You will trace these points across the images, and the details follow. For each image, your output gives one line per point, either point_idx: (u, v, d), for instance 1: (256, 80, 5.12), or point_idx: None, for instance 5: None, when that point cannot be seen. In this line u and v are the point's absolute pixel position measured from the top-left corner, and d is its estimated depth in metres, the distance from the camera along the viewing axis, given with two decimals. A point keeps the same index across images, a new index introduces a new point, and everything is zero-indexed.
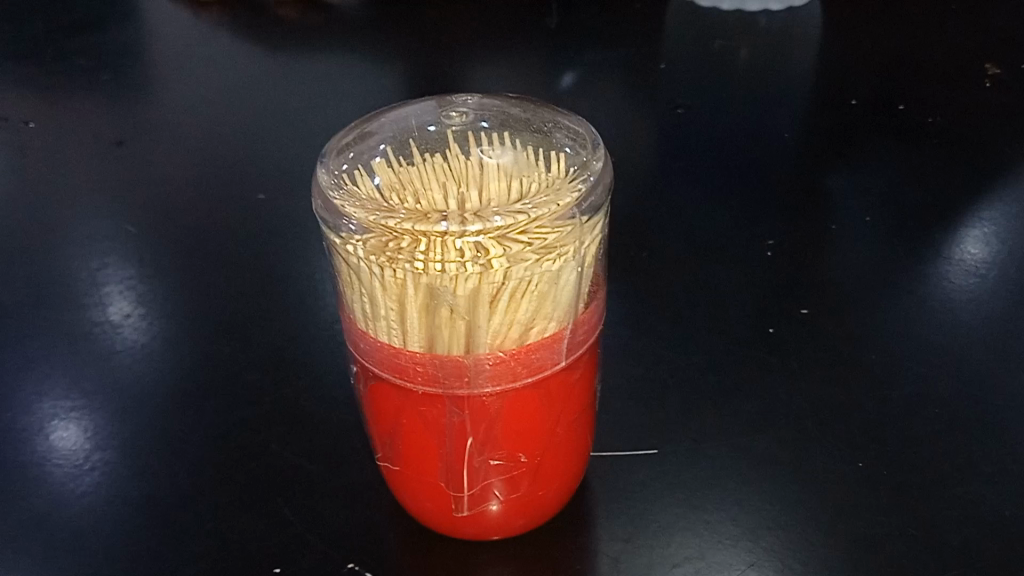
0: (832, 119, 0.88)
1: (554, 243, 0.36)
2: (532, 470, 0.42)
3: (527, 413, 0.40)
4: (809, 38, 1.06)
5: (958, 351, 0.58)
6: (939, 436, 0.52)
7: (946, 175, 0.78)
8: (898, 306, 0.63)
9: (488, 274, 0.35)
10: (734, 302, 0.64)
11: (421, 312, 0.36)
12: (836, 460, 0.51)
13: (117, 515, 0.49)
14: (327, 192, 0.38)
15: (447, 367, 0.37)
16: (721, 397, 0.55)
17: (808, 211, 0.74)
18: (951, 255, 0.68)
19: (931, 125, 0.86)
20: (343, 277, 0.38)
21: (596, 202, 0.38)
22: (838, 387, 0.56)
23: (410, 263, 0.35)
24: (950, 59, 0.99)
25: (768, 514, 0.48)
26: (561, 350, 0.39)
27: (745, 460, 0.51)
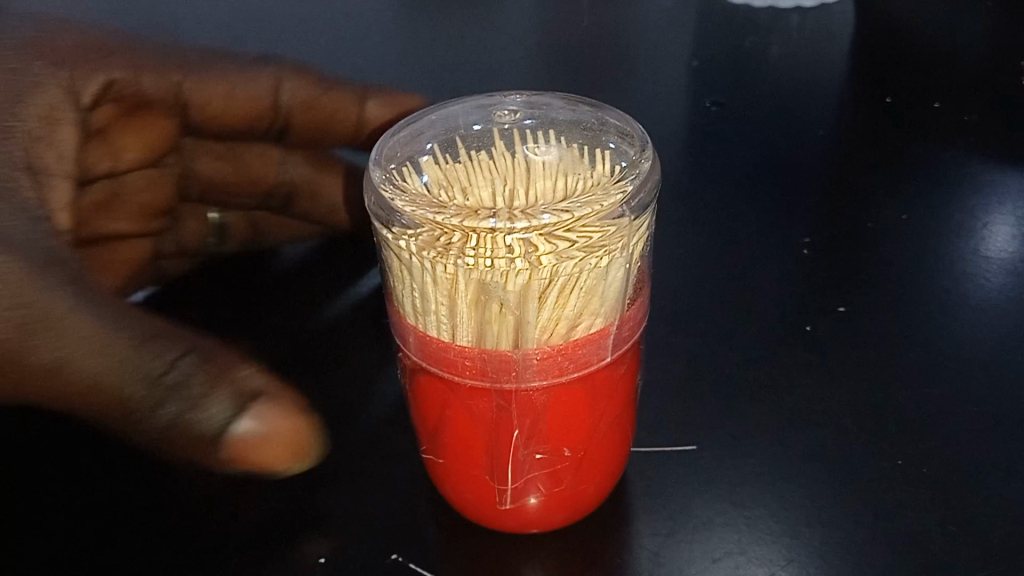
0: (867, 116, 0.88)
1: (603, 241, 0.36)
2: (575, 465, 0.43)
3: (572, 408, 0.40)
4: (840, 34, 1.06)
5: (998, 349, 0.58)
6: (981, 433, 0.52)
7: (986, 173, 0.78)
8: (939, 302, 0.63)
9: (537, 270, 0.36)
10: (774, 300, 0.64)
11: (471, 307, 0.37)
12: (877, 456, 0.51)
13: (161, 501, 0.49)
14: (377, 188, 0.39)
15: (495, 361, 0.38)
16: (761, 394, 0.56)
17: (846, 208, 0.74)
18: (991, 253, 0.68)
19: (968, 123, 0.86)
20: (394, 272, 0.39)
21: (644, 200, 0.38)
22: (878, 384, 0.56)
23: (461, 258, 0.36)
24: (983, 54, 0.99)
25: (807, 511, 0.48)
26: (606, 346, 0.39)
27: (783, 455, 0.51)
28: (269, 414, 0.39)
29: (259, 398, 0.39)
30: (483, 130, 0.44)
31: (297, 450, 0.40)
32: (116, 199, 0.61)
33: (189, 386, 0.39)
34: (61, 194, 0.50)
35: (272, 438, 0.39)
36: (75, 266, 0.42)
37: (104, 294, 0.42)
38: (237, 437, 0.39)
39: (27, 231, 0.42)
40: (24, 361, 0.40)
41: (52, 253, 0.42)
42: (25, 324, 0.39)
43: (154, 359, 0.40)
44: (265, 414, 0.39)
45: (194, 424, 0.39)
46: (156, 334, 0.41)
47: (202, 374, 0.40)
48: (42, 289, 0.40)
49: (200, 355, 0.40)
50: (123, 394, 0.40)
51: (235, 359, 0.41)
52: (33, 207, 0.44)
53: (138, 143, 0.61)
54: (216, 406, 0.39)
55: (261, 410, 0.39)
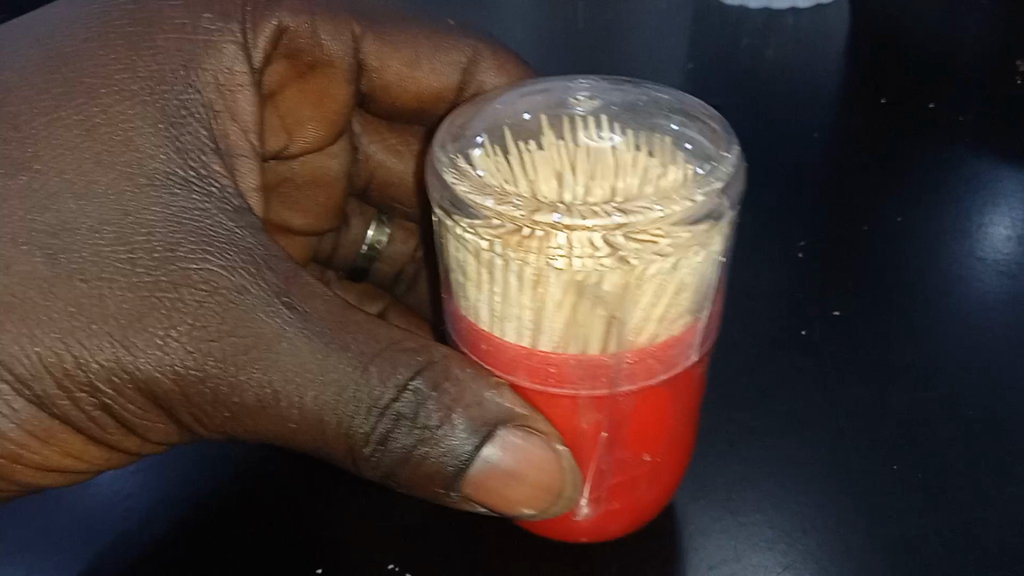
0: (861, 118, 0.87)
1: (698, 233, 0.34)
2: (653, 472, 0.40)
3: (656, 413, 0.38)
4: (833, 36, 1.05)
5: (991, 351, 0.57)
6: (976, 436, 0.51)
7: (976, 176, 0.77)
8: (934, 304, 0.61)
9: (632, 269, 0.33)
10: (777, 300, 0.63)
11: (558, 309, 0.34)
12: (875, 459, 0.49)
13: (146, 498, 0.47)
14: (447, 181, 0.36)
15: (585, 367, 0.35)
16: (763, 401, 0.54)
17: (845, 208, 0.72)
18: (986, 256, 0.66)
19: (962, 126, 0.85)
20: (469, 275, 0.35)
21: (732, 191, 0.36)
22: (874, 383, 0.55)
23: (555, 260, 0.33)
24: (977, 57, 0.98)
25: (804, 515, 0.47)
26: (694, 345, 0.36)
27: (781, 462, 0.50)
28: (528, 444, 0.35)
29: (506, 423, 0.35)
30: (531, 120, 0.41)
31: (551, 484, 0.36)
32: (287, 186, 0.54)
33: (420, 418, 0.35)
34: (253, 172, 0.42)
35: (527, 475, 0.35)
36: (281, 267, 0.36)
37: (320, 297, 0.36)
38: (485, 473, 0.35)
39: (217, 227, 0.36)
40: (229, 396, 0.35)
41: (253, 255, 0.36)
42: (236, 351, 0.34)
43: (385, 379, 0.35)
44: (520, 446, 0.35)
45: (425, 461, 0.35)
46: (400, 344, 0.36)
47: (443, 395, 0.35)
48: (247, 306, 0.35)
49: (440, 369, 0.35)
50: (344, 434, 0.35)
51: (468, 376, 0.36)
52: (215, 187, 0.38)
53: (314, 127, 0.51)
54: (453, 437, 0.35)
55: (516, 439, 0.35)
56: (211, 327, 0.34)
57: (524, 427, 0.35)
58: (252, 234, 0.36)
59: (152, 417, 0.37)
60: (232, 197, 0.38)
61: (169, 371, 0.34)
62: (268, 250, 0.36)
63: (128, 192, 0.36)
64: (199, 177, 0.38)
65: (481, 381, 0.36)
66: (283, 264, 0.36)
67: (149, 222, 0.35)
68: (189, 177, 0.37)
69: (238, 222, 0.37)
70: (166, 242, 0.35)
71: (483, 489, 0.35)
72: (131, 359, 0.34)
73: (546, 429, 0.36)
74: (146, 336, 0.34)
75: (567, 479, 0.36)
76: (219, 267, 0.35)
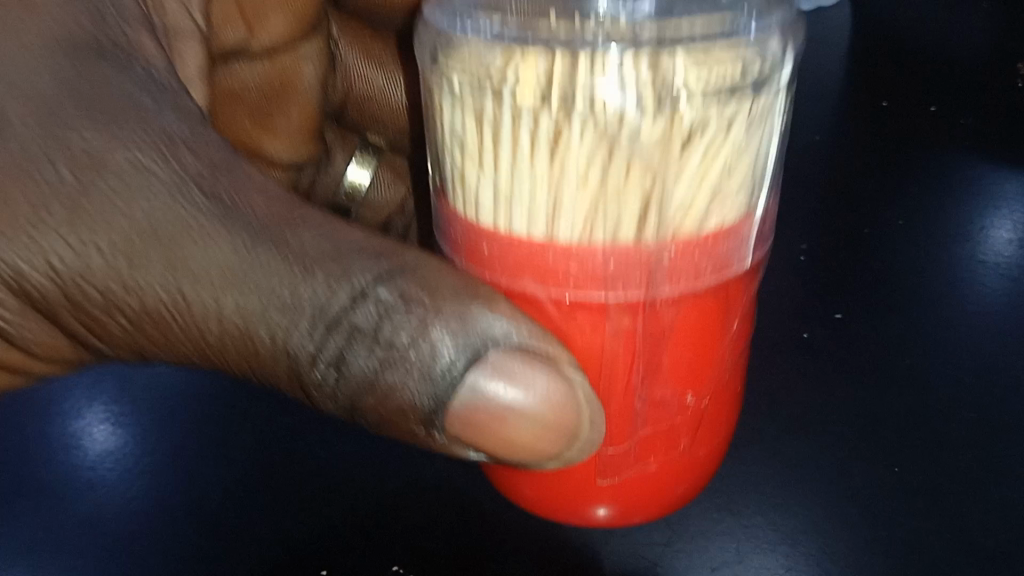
0: (872, 90, 0.80)
1: (760, 78, 0.27)
2: (696, 419, 0.33)
3: (705, 334, 0.30)
4: (842, 8, 0.98)
5: (992, 343, 0.51)
6: (979, 449, 0.45)
7: (990, 148, 0.70)
8: (933, 291, 0.56)
9: (682, 110, 0.26)
10: (774, 278, 0.58)
11: (585, 169, 0.27)
12: (872, 479, 0.44)
13: (110, 504, 0.43)
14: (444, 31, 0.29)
15: (619, 259, 0.27)
16: (760, 409, 0.48)
17: (848, 181, 0.67)
18: (982, 255, 0.59)
19: (980, 94, 0.78)
20: (467, 149, 0.29)
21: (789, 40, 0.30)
22: (869, 373, 0.50)
23: (580, 103, 0.26)
24: (994, 24, 0.91)
25: (796, 521, 0.42)
26: (747, 244, 0.30)
27: (768, 485, 0.44)
28: (534, 373, 0.29)
29: (500, 345, 0.29)
30: None
31: (565, 421, 0.29)
32: (251, 96, 0.48)
33: (385, 333, 0.29)
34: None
35: (538, 414, 0.29)
36: (210, 158, 0.31)
37: (259, 194, 0.31)
38: (478, 404, 0.29)
39: (148, 106, 0.31)
40: (130, 299, 0.30)
41: (170, 137, 0.31)
42: (136, 243, 0.29)
43: (334, 284, 0.29)
44: (528, 373, 0.29)
45: (388, 391, 0.30)
46: (361, 246, 0.30)
47: (415, 305, 0.29)
48: (150, 199, 0.29)
49: (412, 275, 0.30)
50: (292, 351, 0.30)
51: (454, 283, 0.30)
52: (151, 99, 0.32)
53: (281, 16, 0.46)
54: (440, 353, 0.29)
55: (519, 366, 0.29)
56: (109, 215, 0.29)
57: (530, 348, 0.29)
58: (202, 162, 0.31)
59: (44, 322, 0.33)
60: (189, 118, 0.32)
61: (80, 261, 0.30)
62: (216, 172, 0.31)
63: (54, 64, 0.30)
64: (151, 95, 0.32)
65: (467, 295, 0.29)
66: (235, 183, 0.31)
67: (43, 77, 0.30)
68: (133, 94, 0.31)
69: (188, 146, 0.31)
70: (85, 150, 0.29)
71: (479, 428, 0.29)
72: (56, 255, 0.30)
73: (562, 352, 0.29)
74: (41, 226, 0.30)
75: (586, 414, 0.30)
76: (131, 156, 0.30)
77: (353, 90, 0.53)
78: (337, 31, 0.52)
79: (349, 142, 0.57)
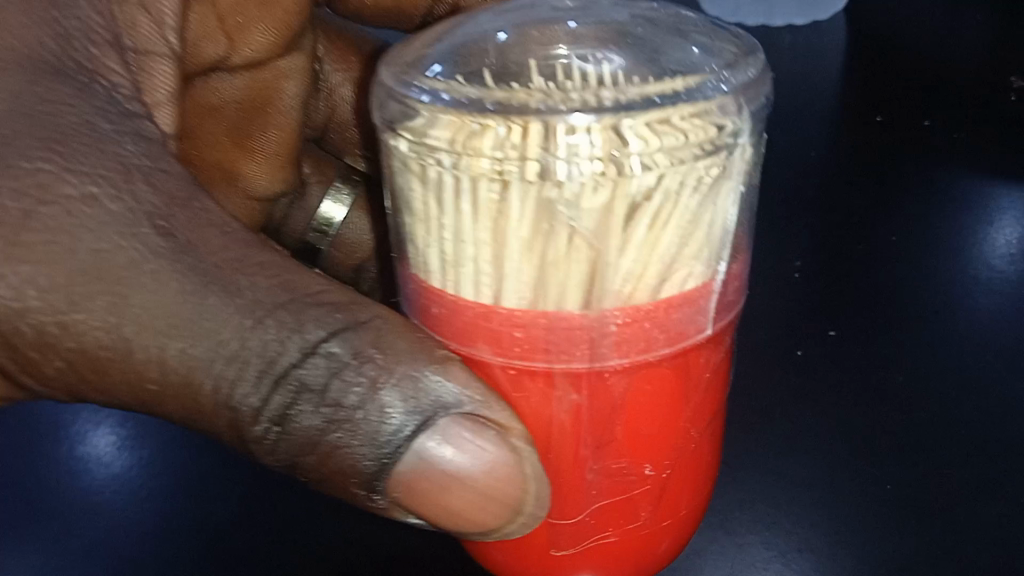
0: (870, 110, 0.78)
1: (718, 143, 0.26)
2: (657, 492, 0.31)
3: (659, 404, 0.29)
4: (840, 33, 0.96)
5: (991, 357, 0.49)
6: (971, 469, 0.43)
7: (996, 166, 0.68)
8: (932, 303, 0.54)
9: (626, 181, 0.25)
10: (773, 301, 0.55)
11: (526, 240, 0.25)
12: (860, 502, 0.42)
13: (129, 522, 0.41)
14: (395, 85, 0.28)
15: (561, 330, 0.26)
16: (749, 438, 0.46)
17: (846, 198, 0.65)
18: (984, 266, 0.57)
19: (987, 112, 0.76)
20: (413, 211, 0.28)
21: (756, 93, 0.28)
22: (864, 396, 0.48)
23: (519, 169, 0.25)
24: (993, 39, 0.89)
25: (791, 539, 0.40)
26: (706, 312, 0.28)
27: (760, 507, 0.42)
28: (482, 440, 0.27)
29: (452, 412, 0.27)
30: (508, 39, 0.30)
31: (506, 494, 0.28)
32: (227, 113, 0.44)
33: (334, 397, 0.26)
34: (172, 80, 0.34)
35: (476, 481, 0.27)
36: (164, 188, 0.27)
37: (215, 233, 0.27)
38: (420, 472, 0.27)
39: (79, 124, 0.26)
40: (57, 340, 0.25)
41: (123, 161, 0.26)
42: (70, 278, 0.24)
43: (287, 336, 0.26)
44: (479, 440, 0.27)
45: (341, 458, 0.27)
46: (317, 297, 0.27)
47: (369, 366, 0.26)
48: (94, 234, 0.25)
49: (369, 331, 0.27)
50: (235, 417, 0.27)
51: (408, 340, 0.27)
52: (96, 116, 0.27)
53: (264, 33, 0.41)
54: (388, 417, 0.26)
55: (468, 434, 0.27)
56: (43, 241, 0.24)
57: (480, 415, 0.27)
58: (131, 141, 0.27)
59: None
60: (120, 100, 0.29)
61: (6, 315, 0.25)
62: (151, 164, 0.27)
63: None
64: (82, 67, 0.28)
65: (423, 355, 0.27)
66: (166, 183, 0.27)
67: None
68: (64, 66, 0.28)
69: (115, 124, 0.27)
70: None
71: (419, 494, 0.27)
72: None
73: (513, 423, 0.28)
74: None
75: (531, 490, 0.28)
76: (75, 183, 0.25)
77: (336, 111, 0.53)
78: (324, 51, 0.51)
79: (327, 176, 0.53)
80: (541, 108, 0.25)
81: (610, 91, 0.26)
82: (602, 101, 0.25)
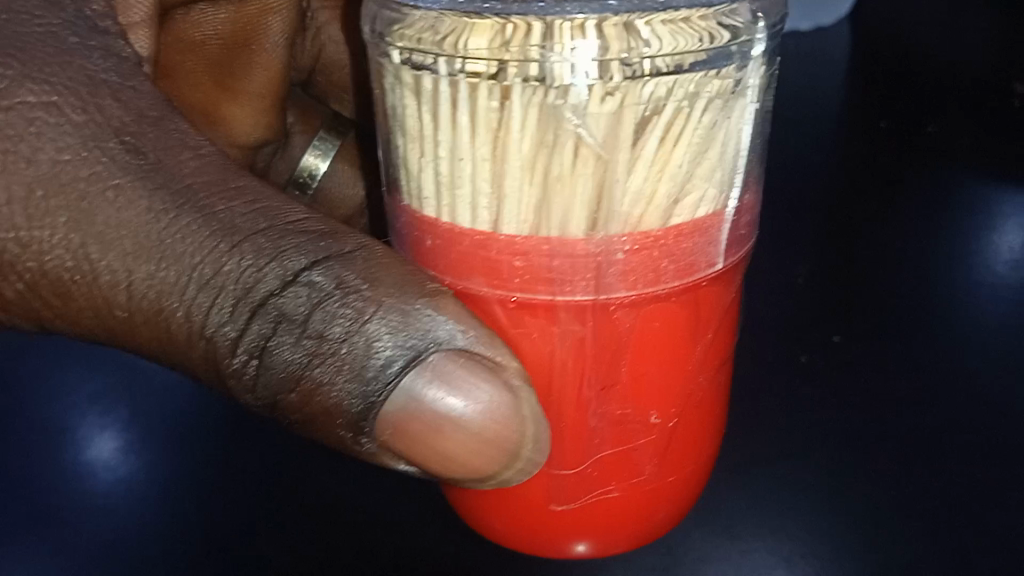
0: (872, 111, 0.77)
1: (732, 48, 0.24)
2: (664, 442, 0.29)
3: (667, 346, 0.27)
4: (841, 38, 0.95)
5: (997, 360, 0.48)
6: (979, 477, 0.41)
7: (999, 169, 0.67)
8: (942, 307, 0.53)
9: (636, 86, 0.23)
10: (776, 301, 0.54)
11: (529, 154, 0.24)
12: (865, 511, 0.40)
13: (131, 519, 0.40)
14: (387, 1, 0.26)
15: (563, 258, 0.25)
16: (753, 438, 0.45)
17: (852, 200, 0.64)
18: (995, 271, 0.56)
19: (990, 114, 0.75)
20: (405, 130, 0.26)
21: (768, 9, 0.26)
22: (872, 400, 0.46)
23: (521, 74, 0.23)
24: (995, 42, 0.88)
25: (795, 539, 0.39)
26: (717, 244, 0.26)
27: (763, 514, 0.40)
28: (477, 380, 0.25)
29: (443, 348, 0.25)
30: None
31: (505, 438, 0.26)
32: (209, 50, 0.43)
33: (315, 327, 0.24)
34: (148, 4, 0.33)
35: (471, 424, 0.25)
36: (134, 104, 0.26)
37: (188, 152, 0.25)
38: (411, 412, 0.25)
39: (49, 35, 0.26)
40: (16, 258, 0.24)
41: (95, 78, 0.25)
42: (29, 190, 0.24)
43: (265, 262, 0.24)
44: (471, 381, 0.25)
45: (324, 397, 0.25)
46: (297, 224, 0.26)
47: (353, 295, 0.25)
48: (55, 143, 0.24)
49: (354, 260, 0.25)
50: (213, 349, 0.25)
51: (397, 275, 0.25)
52: (66, 31, 0.26)
53: None
54: (375, 350, 0.24)
55: (462, 375, 0.25)
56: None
57: (475, 351, 0.25)
58: (99, 57, 0.26)
59: None
60: (90, 15, 0.28)
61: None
62: (121, 81, 0.26)
63: None
64: None
65: (413, 287, 0.25)
66: (135, 99, 0.26)
67: None
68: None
69: (82, 38, 0.26)
70: None
71: (413, 439, 0.25)
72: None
73: (508, 358, 0.26)
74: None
75: (530, 431, 0.27)
76: (35, 90, 0.24)
77: (323, 52, 0.49)
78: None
79: (311, 126, 0.52)
80: (545, 4, 0.23)
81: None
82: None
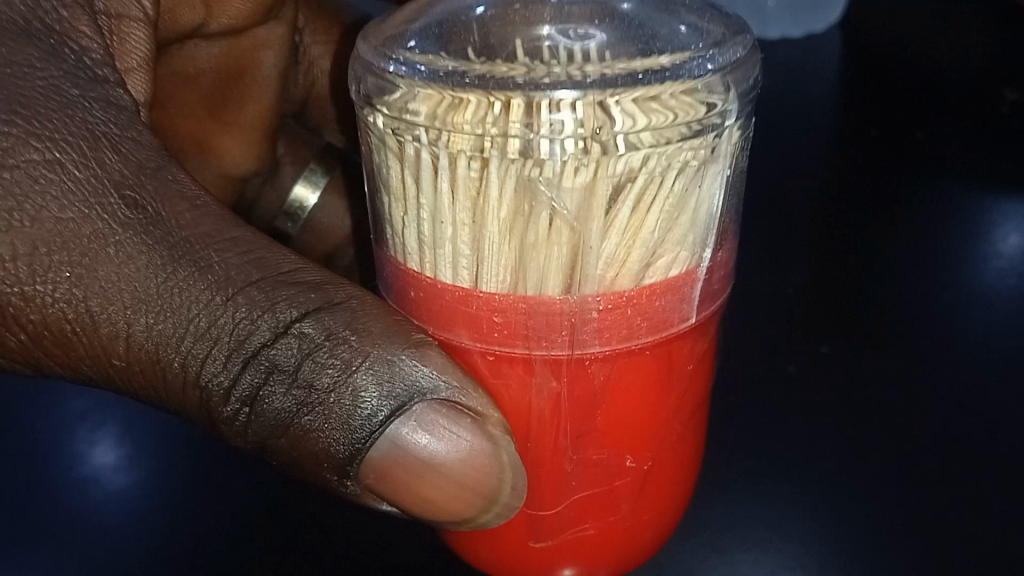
0: (860, 120, 0.78)
1: (705, 123, 0.26)
2: (638, 485, 0.30)
3: (640, 397, 0.28)
4: (830, 44, 0.96)
5: (978, 367, 0.49)
6: (959, 485, 0.42)
7: (985, 176, 0.68)
8: (925, 319, 0.53)
9: (606, 160, 0.25)
10: (764, 314, 0.55)
11: (507, 221, 0.25)
12: (848, 520, 0.41)
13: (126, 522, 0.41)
14: (373, 65, 0.27)
15: (539, 317, 0.26)
16: (739, 453, 0.45)
17: (840, 211, 0.65)
18: (978, 280, 0.57)
19: (976, 121, 0.76)
20: (391, 190, 0.27)
21: (742, 79, 0.27)
22: (854, 415, 0.47)
23: (501, 151, 0.25)
24: (981, 47, 0.89)
25: (784, 548, 0.40)
26: (691, 301, 0.27)
27: (751, 526, 0.41)
28: (458, 428, 0.26)
29: (428, 397, 0.26)
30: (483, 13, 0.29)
31: (484, 485, 0.27)
32: (205, 81, 0.44)
33: (306, 377, 0.26)
34: (145, 48, 0.34)
35: (451, 470, 0.27)
36: (133, 156, 0.27)
37: (186, 204, 0.26)
38: (395, 459, 0.26)
39: (48, 89, 0.26)
40: (19, 313, 0.25)
41: (94, 132, 0.26)
42: (34, 247, 0.24)
43: (259, 315, 0.26)
44: (453, 427, 0.26)
45: (314, 444, 0.26)
46: (290, 276, 0.27)
47: (342, 346, 0.26)
48: (59, 201, 0.25)
49: (344, 311, 0.26)
50: (207, 397, 0.26)
51: (385, 323, 0.27)
52: (61, 81, 0.27)
53: None
54: (361, 401, 0.25)
55: (445, 422, 0.26)
56: (3, 207, 0.24)
57: (456, 402, 0.26)
58: (98, 107, 0.27)
59: None
60: (89, 64, 0.29)
61: None
62: (119, 132, 0.27)
63: None
64: (51, 30, 0.29)
65: (399, 338, 0.26)
66: (135, 151, 0.27)
67: None
68: (31, 28, 0.28)
69: (82, 89, 0.27)
70: None
71: (397, 484, 0.27)
72: None
73: (491, 409, 0.27)
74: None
75: (508, 479, 0.28)
76: (39, 147, 0.25)
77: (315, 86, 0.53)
78: (304, 23, 0.51)
79: (301, 157, 0.52)
80: (524, 81, 0.25)
81: (595, 66, 0.26)
82: (587, 76, 0.25)
